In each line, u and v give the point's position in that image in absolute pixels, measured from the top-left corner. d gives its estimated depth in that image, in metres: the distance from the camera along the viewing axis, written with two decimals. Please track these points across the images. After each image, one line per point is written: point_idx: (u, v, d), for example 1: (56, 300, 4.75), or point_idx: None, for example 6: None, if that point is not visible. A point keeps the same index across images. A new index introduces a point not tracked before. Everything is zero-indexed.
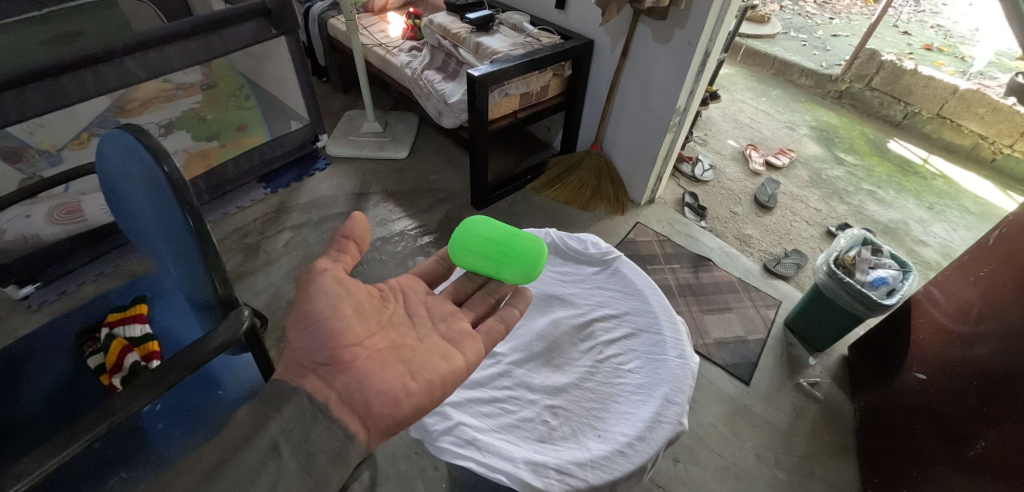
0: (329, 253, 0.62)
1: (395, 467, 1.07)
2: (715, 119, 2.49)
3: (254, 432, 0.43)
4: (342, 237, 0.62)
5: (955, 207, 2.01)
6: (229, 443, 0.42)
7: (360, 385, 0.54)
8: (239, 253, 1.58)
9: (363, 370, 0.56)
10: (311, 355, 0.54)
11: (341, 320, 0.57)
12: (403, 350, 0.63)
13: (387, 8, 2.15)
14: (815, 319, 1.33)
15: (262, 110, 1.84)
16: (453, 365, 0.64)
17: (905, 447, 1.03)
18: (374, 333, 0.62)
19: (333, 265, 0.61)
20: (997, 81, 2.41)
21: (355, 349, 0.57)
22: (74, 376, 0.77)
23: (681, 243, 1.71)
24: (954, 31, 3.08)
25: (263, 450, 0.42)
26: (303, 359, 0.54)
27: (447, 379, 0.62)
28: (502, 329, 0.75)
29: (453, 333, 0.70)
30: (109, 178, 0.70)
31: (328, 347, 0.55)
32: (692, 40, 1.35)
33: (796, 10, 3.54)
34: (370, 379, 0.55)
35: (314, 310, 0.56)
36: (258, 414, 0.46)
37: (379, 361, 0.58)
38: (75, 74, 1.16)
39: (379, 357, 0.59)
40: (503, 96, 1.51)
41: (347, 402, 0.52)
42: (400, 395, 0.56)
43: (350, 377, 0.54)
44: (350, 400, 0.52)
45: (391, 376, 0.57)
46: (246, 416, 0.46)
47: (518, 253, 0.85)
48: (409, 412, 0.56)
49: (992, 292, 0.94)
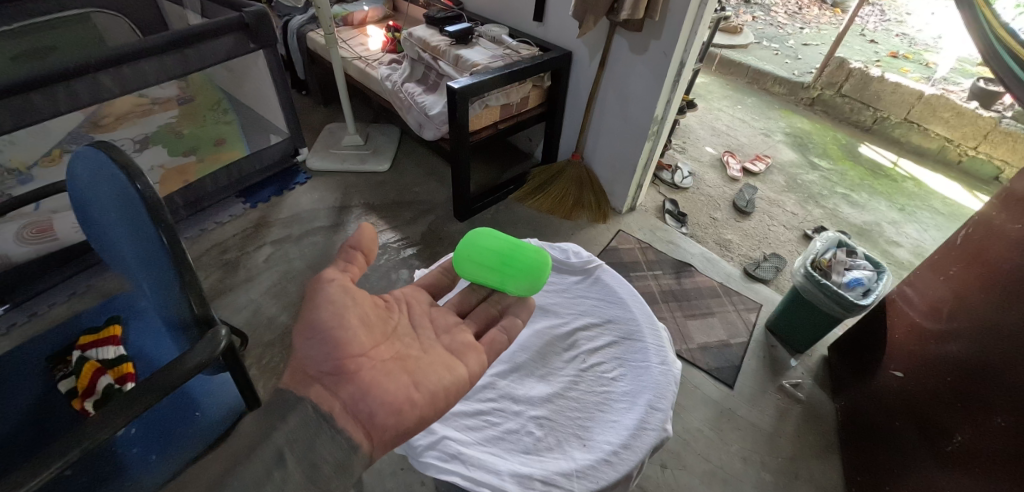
0: (337, 263, 0.61)
1: (381, 483, 1.05)
2: (693, 128, 2.55)
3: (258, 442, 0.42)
4: (349, 248, 0.62)
5: (924, 208, 2.08)
6: (232, 452, 0.41)
7: (365, 395, 0.53)
8: (217, 269, 1.54)
9: (368, 380, 0.55)
10: (316, 365, 0.53)
11: (347, 331, 0.57)
12: (407, 361, 0.62)
13: (366, 22, 2.17)
14: (795, 322, 1.36)
15: (241, 123, 1.80)
16: (456, 377, 0.64)
17: (885, 443, 1.05)
18: (379, 344, 0.61)
19: (341, 275, 0.60)
20: (960, 87, 2.51)
21: (361, 360, 0.56)
22: (44, 402, 0.74)
23: (663, 250, 1.73)
24: (919, 39, 3.21)
25: (268, 460, 0.41)
26: (308, 368, 0.53)
27: (450, 390, 0.62)
28: (504, 340, 0.74)
29: (456, 345, 0.70)
30: (81, 198, 0.69)
31: (333, 357, 0.54)
32: (667, 52, 1.39)
33: (767, 20, 3.66)
34: (375, 389, 0.54)
35: (320, 318, 0.56)
36: (262, 424, 0.44)
37: (384, 372, 0.57)
38: (46, 90, 1.13)
39: (384, 367, 0.58)
40: (484, 107, 1.52)
41: (352, 412, 0.51)
42: (405, 406, 0.55)
43: (355, 387, 0.53)
44: (355, 410, 0.51)
45: (395, 387, 0.56)
46: (250, 426, 0.44)
47: (521, 262, 0.86)
48: (412, 424, 0.55)
49: (963, 290, 0.97)
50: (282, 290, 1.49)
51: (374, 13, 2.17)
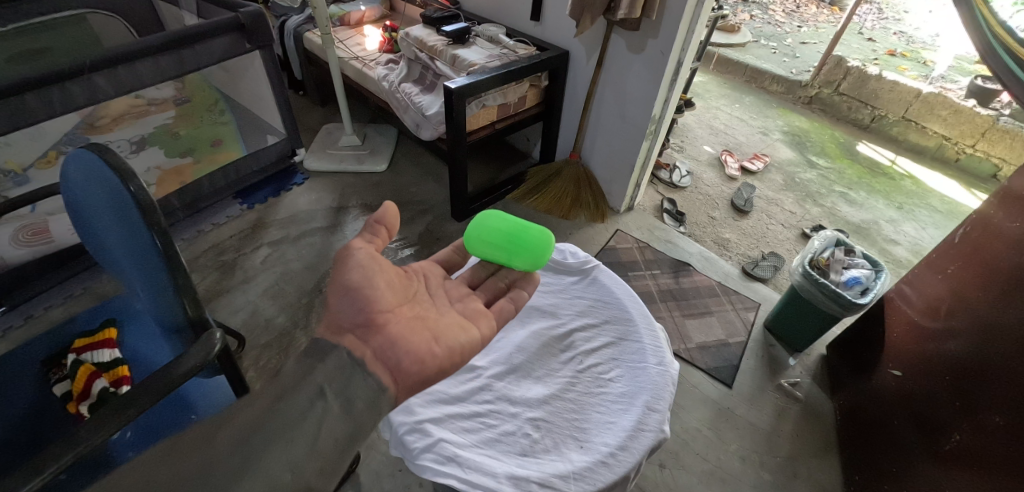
0: (363, 235, 0.63)
1: (379, 484, 1.05)
2: (691, 126, 2.54)
3: (300, 379, 0.46)
4: (374, 222, 0.63)
5: (922, 206, 2.08)
6: (277, 390, 0.45)
7: (392, 346, 0.55)
8: (215, 271, 1.54)
9: (394, 333, 0.57)
10: (348, 318, 0.56)
11: (374, 290, 0.59)
12: (427, 321, 0.64)
13: (363, 21, 2.16)
14: (794, 321, 1.36)
15: (238, 124, 1.79)
16: (472, 336, 0.65)
17: (883, 442, 1.06)
18: (401, 305, 0.63)
19: (368, 245, 0.62)
20: (958, 85, 2.51)
21: (387, 315, 0.59)
22: (38, 406, 0.74)
23: (661, 249, 1.73)
24: (917, 37, 3.21)
25: (309, 395, 0.45)
26: (340, 321, 0.55)
27: (467, 347, 0.64)
28: (513, 309, 0.76)
29: (469, 311, 0.72)
30: (75, 201, 0.68)
31: (364, 312, 0.57)
32: (664, 51, 1.38)
33: (765, 19, 3.65)
34: (401, 341, 0.56)
35: (350, 279, 0.59)
36: (301, 366, 0.48)
37: (407, 328, 0.59)
38: (40, 92, 1.12)
39: (407, 325, 0.60)
40: (481, 107, 1.52)
41: (381, 359, 0.53)
42: (427, 357, 0.57)
43: (383, 338, 0.55)
44: (384, 357, 0.53)
45: (418, 341, 0.58)
46: (291, 368, 0.48)
47: (530, 242, 0.84)
48: (434, 372, 0.57)
49: (960, 288, 0.98)
50: (280, 291, 1.48)
51: (370, 13, 2.16)
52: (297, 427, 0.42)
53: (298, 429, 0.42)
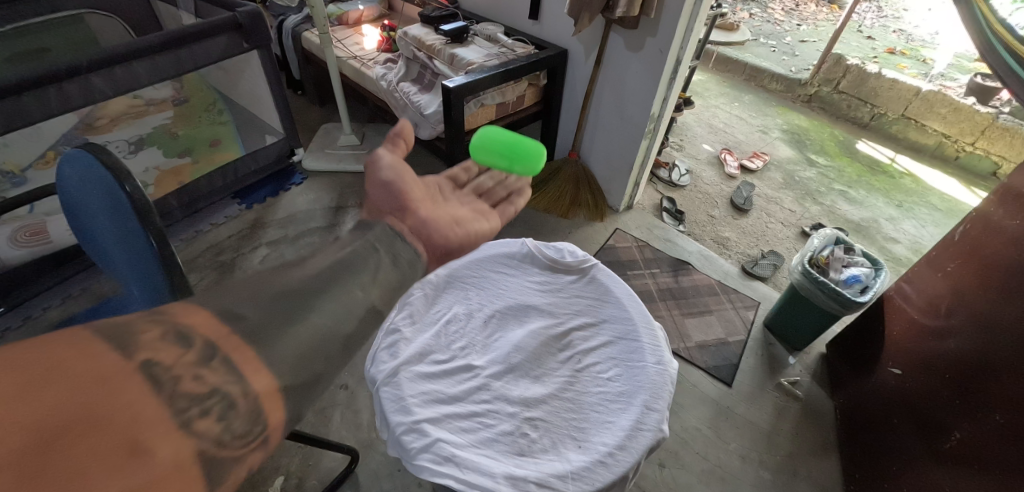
0: (385, 145, 0.69)
1: (377, 484, 1.05)
2: (690, 125, 2.54)
3: (355, 238, 0.56)
4: (394, 134, 0.70)
5: (922, 204, 2.08)
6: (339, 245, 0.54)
7: (422, 226, 0.64)
8: (213, 271, 1.54)
9: (424, 217, 0.65)
10: (384, 204, 0.64)
11: (403, 184, 0.67)
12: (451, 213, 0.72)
13: (361, 21, 2.16)
14: (793, 319, 1.35)
15: (236, 124, 1.79)
16: (489, 226, 0.74)
17: (883, 440, 1.05)
18: (427, 199, 0.71)
19: (391, 152, 0.69)
20: (958, 82, 2.51)
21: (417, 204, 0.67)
22: None
23: (660, 248, 1.73)
24: (916, 35, 3.20)
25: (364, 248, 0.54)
26: (379, 207, 0.64)
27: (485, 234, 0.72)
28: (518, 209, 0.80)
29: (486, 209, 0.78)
30: (71, 201, 0.68)
31: (396, 200, 0.65)
32: (662, 49, 1.38)
33: (764, 17, 3.64)
34: (429, 224, 0.65)
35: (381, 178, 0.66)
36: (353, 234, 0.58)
37: (435, 215, 0.68)
38: (36, 92, 1.12)
39: (433, 212, 0.68)
40: (479, 106, 1.52)
41: (416, 233, 0.62)
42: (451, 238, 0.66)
43: (416, 220, 0.64)
44: (418, 233, 0.62)
45: (443, 226, 0.67)
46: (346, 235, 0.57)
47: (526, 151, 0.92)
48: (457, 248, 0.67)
49: (960, 286, 0.97)
50: None
51: (369, 12, 2.16)
52: (363, 260, 0.52)
53: (361, 265, 0.51)
